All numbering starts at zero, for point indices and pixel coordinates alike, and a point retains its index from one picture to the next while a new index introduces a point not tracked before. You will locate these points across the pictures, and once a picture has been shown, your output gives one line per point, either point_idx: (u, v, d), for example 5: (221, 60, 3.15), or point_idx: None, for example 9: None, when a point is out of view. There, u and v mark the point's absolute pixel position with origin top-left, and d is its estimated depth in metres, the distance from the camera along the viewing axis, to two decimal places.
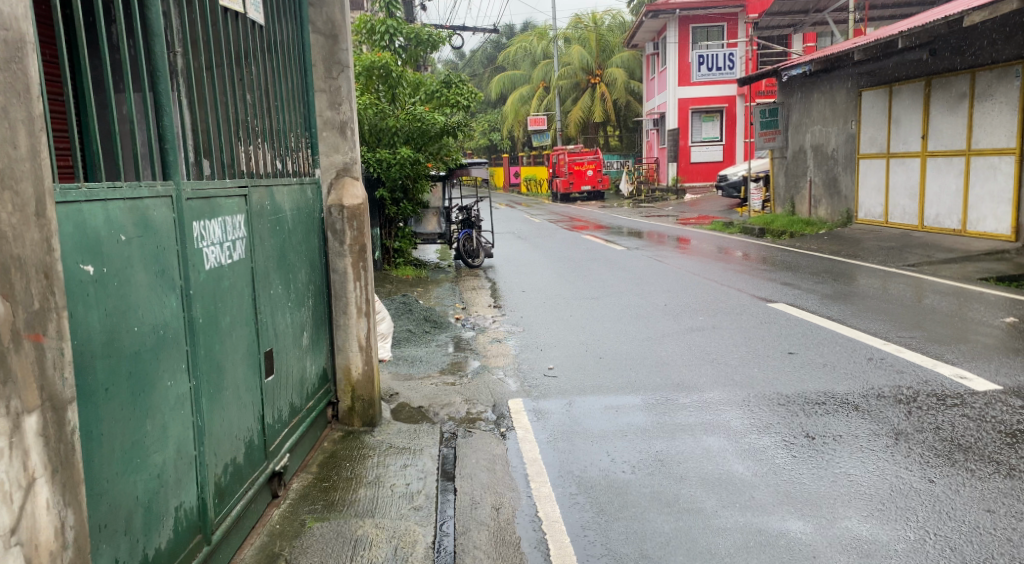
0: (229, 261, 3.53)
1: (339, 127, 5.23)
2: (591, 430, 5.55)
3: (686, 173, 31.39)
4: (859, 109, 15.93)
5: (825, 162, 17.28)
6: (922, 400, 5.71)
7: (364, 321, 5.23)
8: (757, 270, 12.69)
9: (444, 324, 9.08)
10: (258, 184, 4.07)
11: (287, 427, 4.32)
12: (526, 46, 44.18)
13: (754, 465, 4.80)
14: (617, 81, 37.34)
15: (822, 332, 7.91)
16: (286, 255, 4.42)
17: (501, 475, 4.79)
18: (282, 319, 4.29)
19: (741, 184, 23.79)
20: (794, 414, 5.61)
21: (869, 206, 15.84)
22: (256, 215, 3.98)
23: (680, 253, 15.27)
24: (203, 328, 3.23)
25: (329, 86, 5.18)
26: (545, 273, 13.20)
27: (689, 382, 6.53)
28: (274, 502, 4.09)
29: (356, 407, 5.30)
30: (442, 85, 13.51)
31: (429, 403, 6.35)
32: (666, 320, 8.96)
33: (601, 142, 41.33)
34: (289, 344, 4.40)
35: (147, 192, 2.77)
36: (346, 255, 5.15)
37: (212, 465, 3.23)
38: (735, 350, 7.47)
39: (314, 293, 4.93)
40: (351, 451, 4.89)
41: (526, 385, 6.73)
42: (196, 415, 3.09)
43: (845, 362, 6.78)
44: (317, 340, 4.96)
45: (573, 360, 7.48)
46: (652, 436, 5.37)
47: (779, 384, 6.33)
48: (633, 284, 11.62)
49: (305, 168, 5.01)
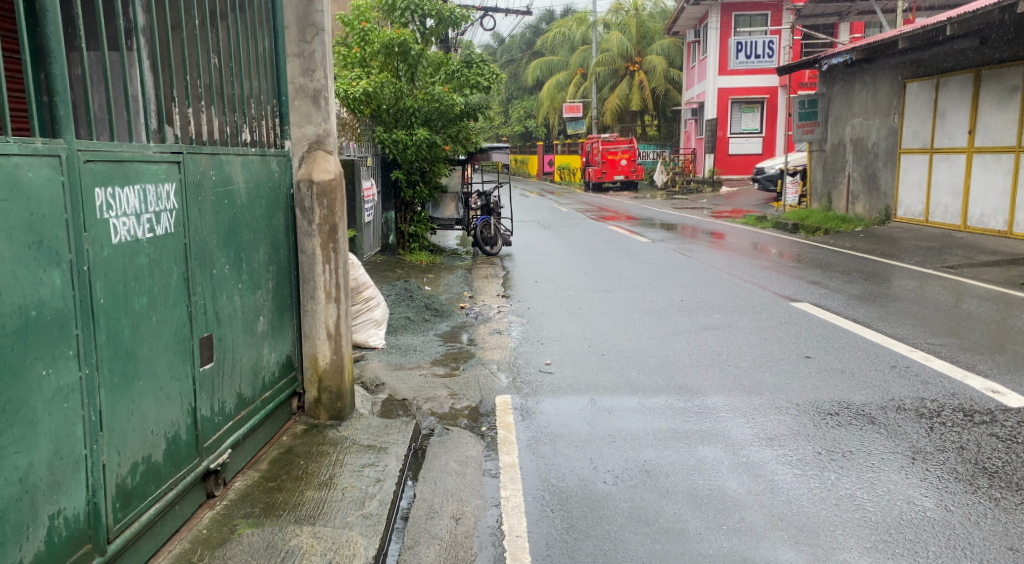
0: (148, 235, 3.16)
1: (313, 96, 4.83)
2: (579, 433, 5.12)
3: (722, 164, 30.60)
4: (902, 101, 15.15)
5: (864, 157, 16.50)
6: (946, 415, 5.17)
7: (332, 307, 4.84)
8: (785, 267, 12.09)
9: (446, 312, 8.72)
10: (199, 152, 3.70)
11: (232, 421, 3.95)
12: (564, 31, 43.50)
13: (750, 482, 4.31)
14: (657, 69, 36.54)
15: (844, 335, 7.36)
16: (237, 231, 4.04)
17: (469, 480, 4.38)
18: (228, 302, 3.91)
19: (777, 177, 22.98)
20: (803, 425, 5.11)
21: (910, 203, 15.06)
22: (193, 186, 3.59)
23: (709, 247, 14.71)
24: (107, 310, 2.88)
25: (302, 51, 4.78)
26: (562, 263, 12.75)
27: (693, 385, 6.05)
28: (207, 503, 3.72)
29: (323, 399, 4.90)
30: (462, 64, 12.87)
31: (413, 396, 5.99)
32: (680, 317, 8.47)
33: (637, 132, 40.58)
34: (237, 330, 4.02)
35: (19, 149, 2.45)
36: (315, 235, 4.77)
37: (113, 466, 2.89)
38: (748, 352, 6.97)
39: (276, 275, 4.54)
40: (309, 447, 4.49)
41: (518, 381, 6.32)
42: (89, 408, 2.76)
43: (865, 370, 6.25)
44: (279, 325, 4.58)
45: (573, 355, 7.05)
46: (644, 443, 4.92)
47: (790, 391, 5.82)
48: (652, 278, 11.12)
49: (271, 140, 4.64)
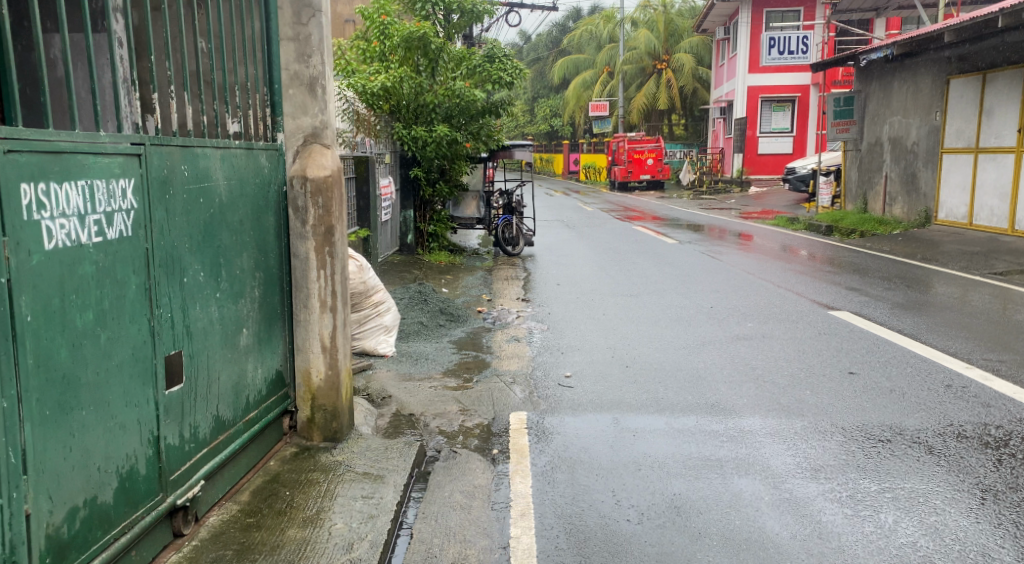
0: (94, 239, 2.71)
1: (308, 84, 4.35)
2: (601, 459, 4.60)
3: (752, 164, 29.80)
4: (945, 97, 14.44)
5: (903, 157, 15.78)
6: (1015, 446, 4.59)
7: (328, 317, 4.37)
8: (821, 271, 11.48)
9: (462, 318, 8.27)
10: (168, 143, 3.23)
11: (206, 448, 3.49)
12: (591, 29, 42.94)
13: (794, 525, 3.78)
14: (684, 67, 35.80)
15: (890, 349, 6.79)
16: (215, 234, 3.58)
17: (476, 515, 3.90)
18: (202, 314, 3.45)
19: (809, 177, 22.25)
20: (852, 455, 4.57)
21: (952, 205, 14.33)
22: (158, 182, 3.12)
23: (739, 249, 14.10)
24: (37, 329, 2.44)
25: (297, 34, 4.32)
26: (586, 265, 12.24)
27: (727, 404, 5.52)
28: (174, 544, 3.26)
29: (316, 419, 4.43)
30: (484, 59, 12.28)
31: (421, 411, 5.50)
32: (711, 325, 7.93)
33: (664, 131, 39.96)
34: (214, 345, 3.56)
35: None
36: (309, 237, 4.31)
37: (41, 516, 2.45)
38: (786, 365, 6.42)
39: (263, 282, 4.09)
40: (298, 475, 4.02)
41: (535, 396, 5.82)
42: (8, 448, 2.32)
43: (917, 390, 5.67)
44: (266, 337, 4.13)
45: (596, 367, 6.55)
46: (671, 472, 4.40)
47: (834, 413, 5.26)
48: (679, 282, 10.56)
49: (259, 132, 4.19)
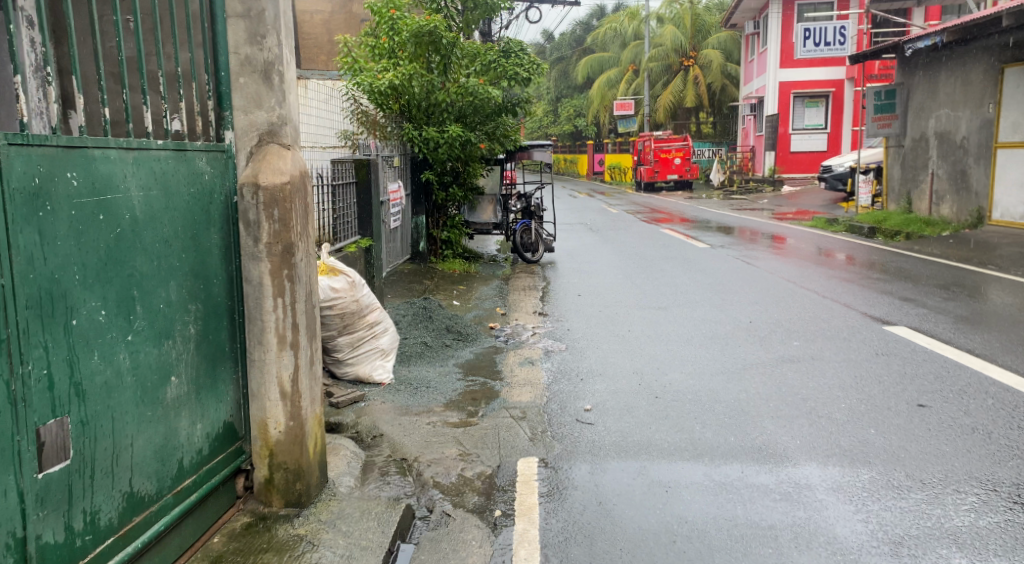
0: None
1: (262, 71, 3.53)
2: (626, 526, 3.74)
3: (784, 162, 28.69)
4: (999, 88, 13.36)
5: (951, 153, 14.70)
6: None
7: (288, 356, 3.55)
8: (867, 278, 10.51)
9: (471, 336, 7.44)
10: (43, 143, 2.43)
11: (114, 537, 2.71)
12: (615, 27, 42.01)
13: None
14: (712, 63, 34.70)
15: (962, 374, 5.85)
16: (125, 260, 2.79)
17: None
18: (103, 363, 2.67)
19: (847, 176, 21.14)
20: (940, 522, 3.66)
21: (1008, 204, 13.24)
22: (24, 197, 2.34)
23: (774, 253, 13.13)
24: None
25: (248, 9, 3.49)
26: (610, 274, 11.36)
27: (777, 447, 4.63)
28: None
29: (276, 479, 3.62)
30: (500, 54, 11.42)
31: (415, 456, 4.67)
32: (751, 344, 7.03)
33: (691, 129, 38.84)
34: (124, 401, 2.78)
35: None
36: (263, 258, 3.49)
37: None
38: (842, 396, 5.51)
39: (202, 314, 3.29)
40: (245, 557, 3.21)
41: (549, 436, 4.98)
42: None
43: (1005, 429, 4.74)
44: (208, 383, 3.33)
45: (621, 397, 5.69)
46: (713, 546, 3.53)
47: (909, 461, 4.35)
48: (713, 292, 9.65)
49: (198, 129, 3.36)
